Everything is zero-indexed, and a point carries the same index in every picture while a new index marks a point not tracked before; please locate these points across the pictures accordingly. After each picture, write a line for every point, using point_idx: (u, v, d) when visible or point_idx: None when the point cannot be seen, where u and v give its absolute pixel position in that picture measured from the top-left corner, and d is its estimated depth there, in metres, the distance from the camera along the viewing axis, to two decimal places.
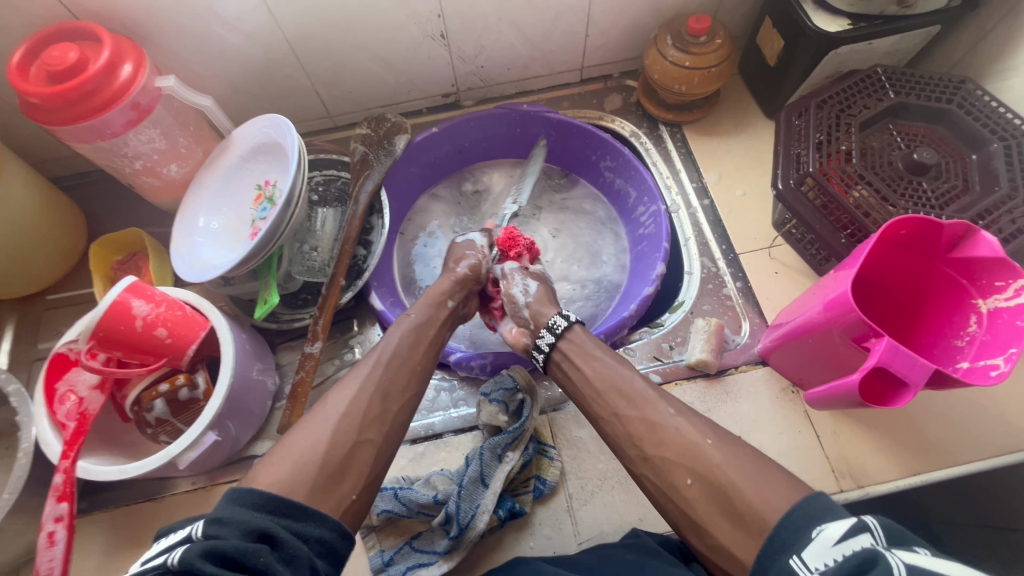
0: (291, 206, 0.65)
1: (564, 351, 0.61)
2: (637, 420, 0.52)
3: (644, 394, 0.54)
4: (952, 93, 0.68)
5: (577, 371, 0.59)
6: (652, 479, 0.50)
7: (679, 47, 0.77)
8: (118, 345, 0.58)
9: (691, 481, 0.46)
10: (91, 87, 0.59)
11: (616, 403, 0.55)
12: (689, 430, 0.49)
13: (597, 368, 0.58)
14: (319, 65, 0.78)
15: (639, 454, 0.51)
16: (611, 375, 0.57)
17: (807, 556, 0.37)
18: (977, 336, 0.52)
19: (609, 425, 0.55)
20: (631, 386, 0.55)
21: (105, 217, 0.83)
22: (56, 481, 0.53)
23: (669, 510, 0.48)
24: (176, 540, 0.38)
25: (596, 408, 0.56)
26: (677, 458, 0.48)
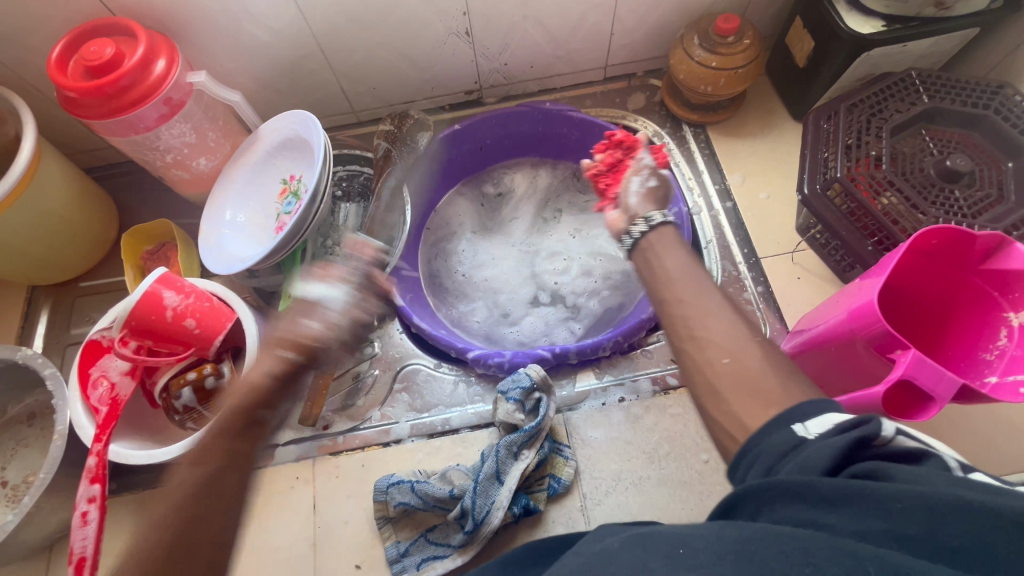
0: (317, 201, 0.66)
1: (652, 242, 0.49)
2: (698, 307, 0.42)
3: (712, 287, 0.44)
4: (988, 98, 0.67)
5: (658, 260, 0.48)
6: (689, 356, 0.41)
7: (707, 47, 0.76)
8: (148, 333, 0.60)
9: (727, 359, 0.39)
10: (126, 82, 0.61)
11: (682, 290, 0.44)
12: (743, 327, 0.41)
13: (679, 261, 0.47)
14: (345, 62, 0.79)
15: (686, 334, 0.42)
16: (691, 270, 0.45)
17: (811, 425, 0.32)
18: (1007, 350, 0.51)
19: (667, 310, 0.44)
20: (707, 280, 0.44)
21: (135, 207, 0.85)
22: (89, 463, 0.55)
23: (693, 386, 0.41)
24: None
25: (661, 291, 0.45)
26: (720, 341, 0.40)
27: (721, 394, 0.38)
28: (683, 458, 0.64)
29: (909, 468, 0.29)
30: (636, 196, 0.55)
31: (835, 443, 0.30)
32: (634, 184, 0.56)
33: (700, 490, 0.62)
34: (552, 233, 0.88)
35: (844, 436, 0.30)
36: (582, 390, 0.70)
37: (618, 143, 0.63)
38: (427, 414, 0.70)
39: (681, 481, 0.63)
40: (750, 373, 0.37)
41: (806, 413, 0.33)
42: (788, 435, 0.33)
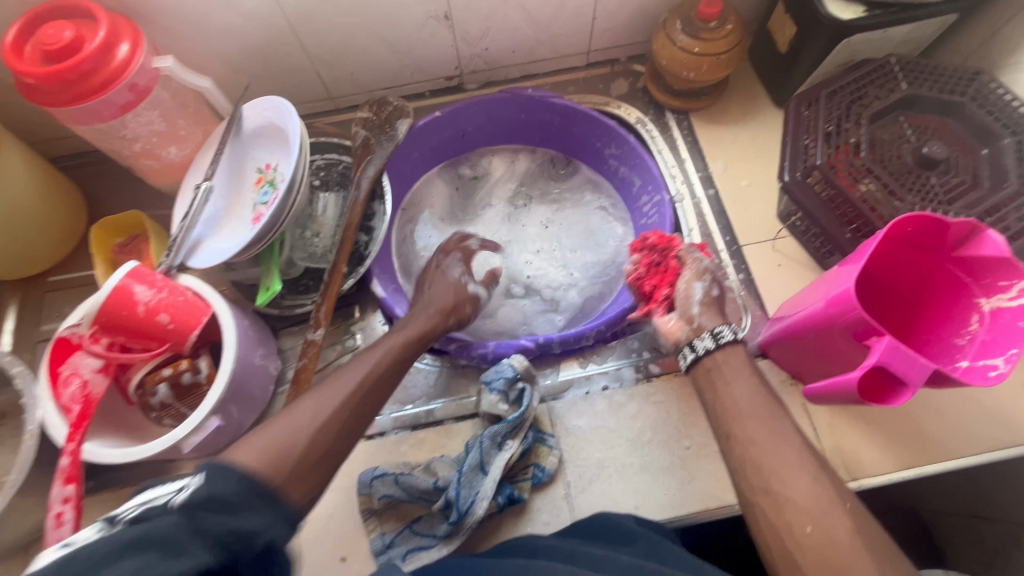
0: (294, 191, 0.65)
1: (718, 363, 0.55)
2: (769, 454, 0.48)
3: (790, 434, 0.49)
4: (965, 85, 0.67)
5: (727, 386, 0.54)
6: (765, 512, 0.46)
7: (689, 32, 0.75)
8: (120, 330, 0.58)
9: (810, 528, 0.43)
10: (88, 67, 0.58)
11: (755, 430, 0.50)
12: (827, 491, 0.45)
13: (748, 394, 0.52)
14: (320, 46, 0.76)
15: (761, 486, 0.47)
16: (766, 405, 0.51)
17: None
18: (978, 335, 0.52)
19: (735, 447, 0.50)
20: (780, 420, 0.50)
21: (104, 198, 0.83)
22: (62, 464, 0.54)
23: (770, 556, 0.46)
24: (172, 487, 0.37)
25: (729, 426, 0.51)
26: (803, 505, 0.44)
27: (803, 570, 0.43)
28: (666, 444, 0.65)
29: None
30: (698, 306, 0.60)
31: None
32: (697, 293, 0.61)
33: (682, 476, 0.63)
34: (526, 220, 0.87)
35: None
36: (566, 379, 0.71)
37: (654, 245, 0.68)
38: (411, 406, 0.70)
39: (663, 467, 0.64)
40: (834, 548, 0.42)
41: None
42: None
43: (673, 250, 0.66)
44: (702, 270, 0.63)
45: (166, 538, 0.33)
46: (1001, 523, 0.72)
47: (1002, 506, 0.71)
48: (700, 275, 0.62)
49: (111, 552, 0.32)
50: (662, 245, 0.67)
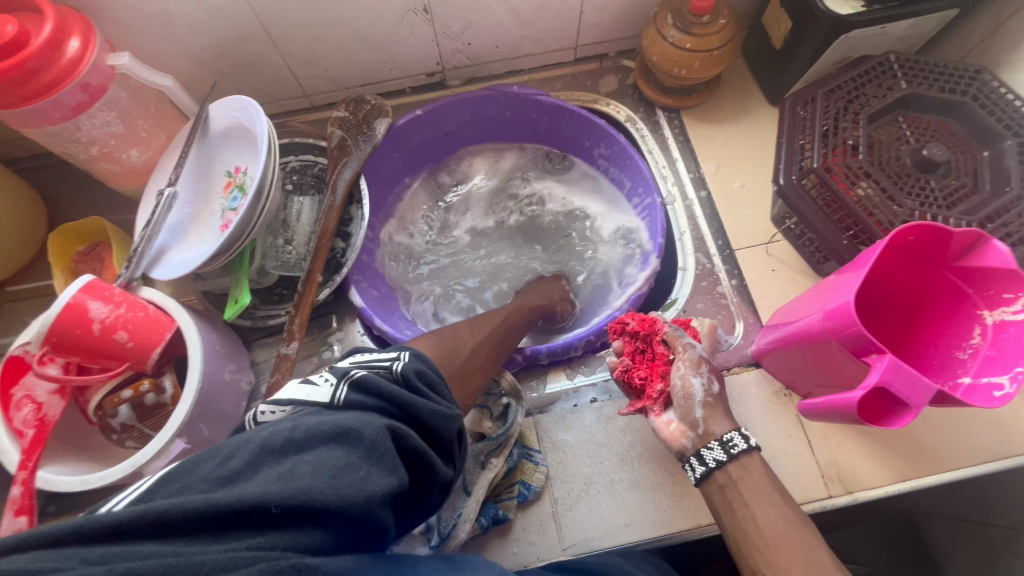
0: (262, 197, 0.61)
1: (733, 477, 0.49)
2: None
3: (830, 572, 0.42)
4: (967, 83, 0.64)
5: (746, 509, 0.47)
6: None
7: (680, 27, 0.72)
8: (74, 350, 0.54)
9: None
10: (34, 66, 0.53)
11: (790, 565, 0.43)
12: None
13: (774, 517, 0.46)
14: (292, 42, 0.72)
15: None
16: (794, 531, 0.45)
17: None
18: (981, 349, 0.50)
19: None
20: (816, 554, 0.43)
21: (66, 202, 0.78)
22: (13, 493, 0.50)
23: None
24: (384, 359, 0.44)
25: (755, 560, 0.45)
26: None
27: None
28: (657, 459, 0.63)
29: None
30: (702, 406, 0.53)
31: None
32: (699, 388, 0.54)
33: (674, 492, 0.61)
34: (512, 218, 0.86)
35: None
36: (553, 393, 0.68)
37: (636, 331, 0.62)
38: None
39: (654, 483, 0.62)
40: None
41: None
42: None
43: (657, 334, 0.61)
44: (698, 360, 0.56)
45: (371, 442, 0.36)
46: (997, 528, 0.70)
47: (998, 510, 0.70)
48: (698, 367, 0.56)
49: (327, 434, 0.36)
50: (646, 331, 0.62)
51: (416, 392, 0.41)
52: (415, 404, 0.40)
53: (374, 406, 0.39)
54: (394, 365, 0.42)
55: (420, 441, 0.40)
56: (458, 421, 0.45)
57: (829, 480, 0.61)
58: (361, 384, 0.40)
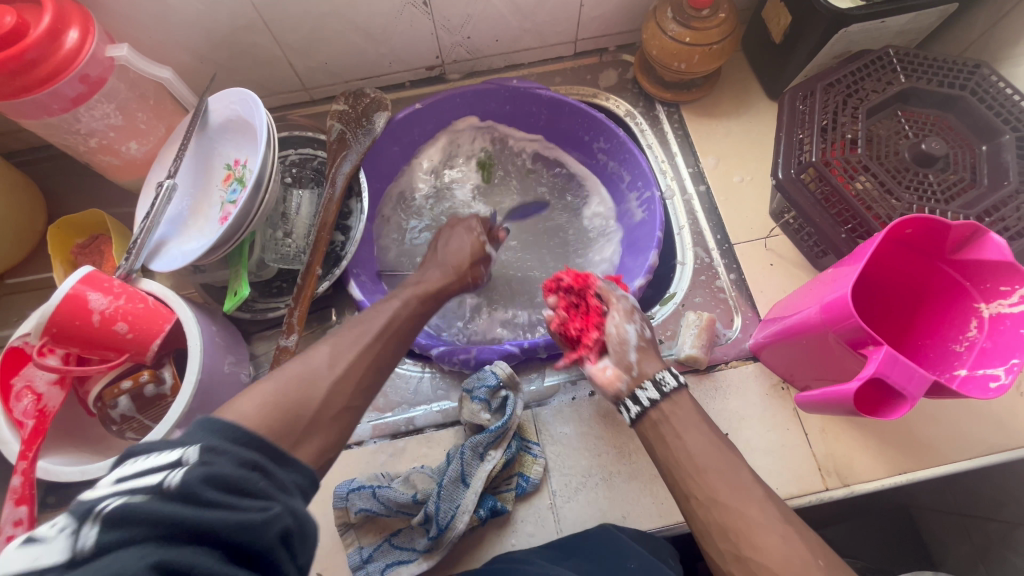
0: (262, 190, 0.61)
1: (666, 413, 0.52)
2: (739, 513, 0.44)
3: (750, 485, 0.46)
4: (965, 78, 0.64)
5: (677, 440, 0.50)
6: None
7: (680, 21, 0.72)
8: (73, 341, 0.54)
9: None
10: (33, 57, 0.53)
11: (718, 486, 0.46)
12: (795, 546, 0.42)
13: (702, 444, 0.49)
14: (291, 35, 0.72)
15: (731, 552, 0.43)
16: (720, 454, 0.48)
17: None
18: (977, 342, 0.50)
19: (696, 505, 0.47)
20: (739, 472, 0.47)
21: (65, 195, 0.78)
22: (13, 483, 0.51)
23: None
24: (159, 462, 0.31)
25: (688, 486, 0.48)
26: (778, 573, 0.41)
27: None
28: None
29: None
30: (635, 351, 0.56)
31: None
32: (633, 336, 0.57)
33: None
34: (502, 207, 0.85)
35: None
36: (551, 385, 0.68)
37: (569, 285, 0.62)
38: (390, 414, 0.67)
39: (652, 475, 0.62)
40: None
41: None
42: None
43: (590, 288, 0.62)
44: (627, 307, 0.60)
45: None
46: (993, 523, 0.70)
47: (995, 506, 0.70)
48: (628, 314, 0.59)
49: None
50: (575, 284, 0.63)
51: (210, 504, 0.30)
52: (206, 519, 0.29)
53: (139, 540, 0.28)
54: (170, 473, 0.30)
55: (225, 565, 0.29)
56: (295, 511, 0.34)
57: (826, 473, 0.61)
58: (114, 515, 0.28)
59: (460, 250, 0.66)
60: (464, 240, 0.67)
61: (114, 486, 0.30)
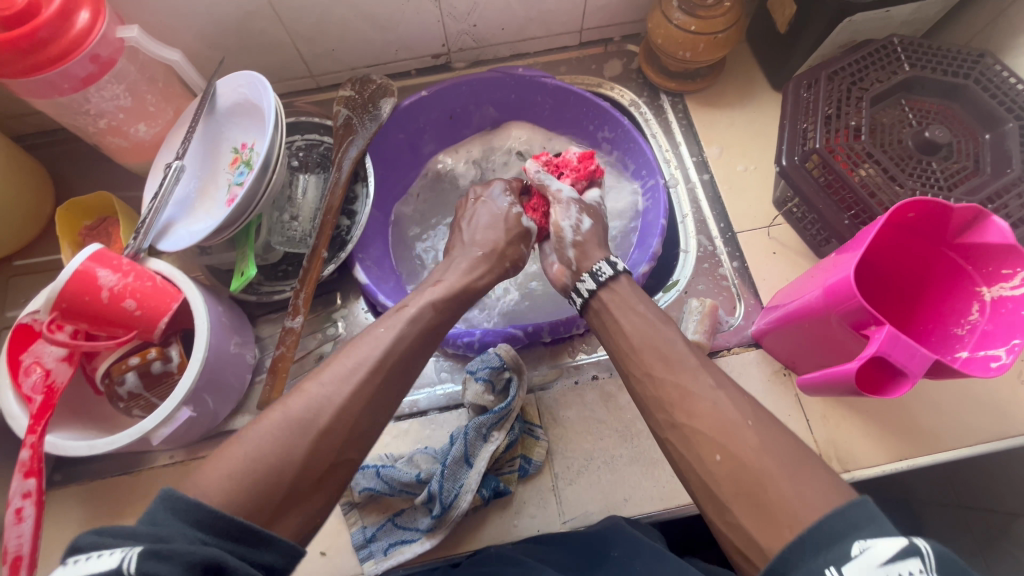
0: (269, 171, 0.62)
1: (604, 301, 0.58)
2: (672, 385, 0.49)
3: (686, 360, 0.50)
4: (970, 67, 0.65)
5: (616, 324, 0.56)
6: (674, 446, 0.47)
7: (686, 10, 0.72)
8: (82, 316, 0.55)
9: (720, 457, 0.43)
10: (45, 35, 0.54)
11: (652, 362, 0.51)
12: (726, 409, 0.45)
13: (638, 326, 0.54)
14: (299, 21, 0.73)
15: (667, 420, 0.48)
16: (654, 334, 0.53)
17: (847, 570, 0.33)
18: (979, 325, 0.51)
19: (638, 382, 0.52)
20: (675, 350, 0.51)
21: (72, 179, 0.79)
22: (23, 456, 0.51)
23: (691, 482, 0.46)
24: (98, 568, 0.31)
25: (627, 364, 0.54)
26: (710, 434, 0.44)
27: (725, 503, 0.42)
28: None
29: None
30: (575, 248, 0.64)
31: None
32: (571, 232, 0.65)
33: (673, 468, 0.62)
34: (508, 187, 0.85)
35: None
36: (554, 370, 0.69)
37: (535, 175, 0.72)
38: None
39: (653, 459, 0.62)
40: (741, 462, 0.42)
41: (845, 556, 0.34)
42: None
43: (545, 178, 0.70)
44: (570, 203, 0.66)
45: None
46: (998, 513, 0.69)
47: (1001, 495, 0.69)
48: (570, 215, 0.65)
49: None
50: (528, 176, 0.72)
51: None
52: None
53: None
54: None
55: None
56: None
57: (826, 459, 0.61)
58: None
59: (492, 226, 0.67)
60: (497, 213, 0.68)
61: None
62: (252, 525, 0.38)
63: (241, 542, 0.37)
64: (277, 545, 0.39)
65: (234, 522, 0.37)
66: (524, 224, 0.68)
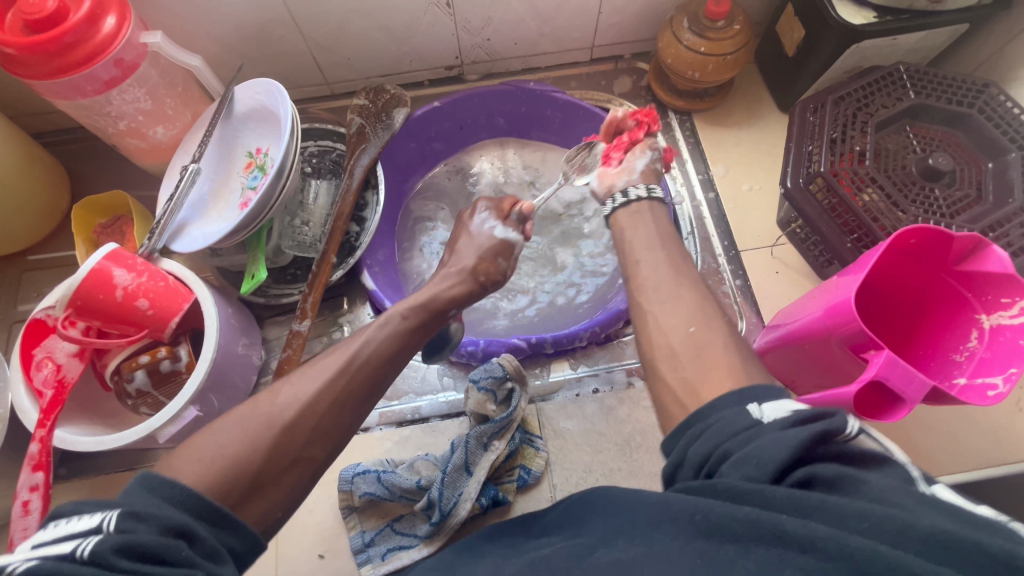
0: (283, 177, 0.63)
1: (623, 213, 0.56)
2: (664, 277, 0.48)
3: (684, 262, 0.49)
4: (973, 96, 0.66)
5: (628, 231, 0.54)
6: (649, 321, 0.45)
7: (696, 31, 0.74)
8: (96, 314, 0.56)
9: (692, 330, 0.42)
10: (71, 39, 0.55)
11: (655, 259, 0.50)
12: (708, 302, 0.45)
13: (649, 232, 0.54)
14: (317, 29, 0.74)
15: (649, 300, 0.46)
16: (666, 239, 0.52)
17: (765, 409, 0.33)
18: (977, 352, 0.52)
19: (631, 275, 0.50)
20: (681, 255, 0.50)
21: (90, 176, 0.81)
22: (30, 450, 0.52)
23: (648, 351, 0.43)
24: (79, 528, 0.32)
25: (632, 256, 0.51)
26: (689, 316, 0.43)
27: (680, 360, 0.41)
28: (655, 450, 0.64)
29: (875, 475, 0.29)
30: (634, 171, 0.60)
31: (785, 437, 0.30)
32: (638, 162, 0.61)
33: None
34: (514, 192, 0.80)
35: (799, 430, 0.31)
36: (556, 381, 0.69)
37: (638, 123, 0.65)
38: (396, 403, 0.68)
39: (652, 474, 0.63)
40: (710, 340, 0.41)
41: (765, 395, 0.34)
42: (744, 414, 0.34)
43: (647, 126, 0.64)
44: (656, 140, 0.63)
45: None
46: None
47: None
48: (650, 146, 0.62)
49: None
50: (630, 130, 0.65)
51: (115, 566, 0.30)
52: None
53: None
54: (84, 542, 0.31)
55: None
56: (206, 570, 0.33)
57: None
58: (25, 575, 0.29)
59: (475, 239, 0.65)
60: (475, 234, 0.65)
61: (31, 552, 0.31)
62: (220, 506, 0.37)
63: (209, 524, 0.37)
64: (240, 530, 0.38)
65: (204, 503, 0.37)
66: (498, 237, 0.65)
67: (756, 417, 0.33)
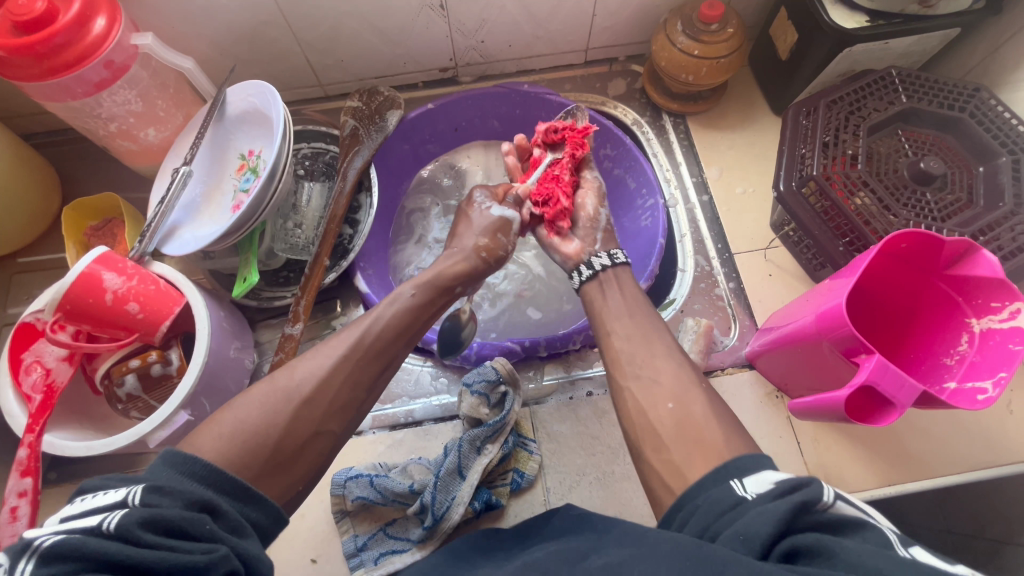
0: (275, 180, 0.62)
1: (604, 278, 0.58)
2: (639, 349, 0.50)
3: (658, 327, 0.52)
4: (965, 101, 0.66)
5: (605, 296, 0.57)
6: (633, 396, 0.47)
7: (690, 34, 0.74)
8: (85, 318, 0.55)
9: (671, 405, 0.44)
10: (61, 41, 0.55)
11: (629, 328, 0.52)
12: (686, 372, 0.47)
13: (624, 296, 0.56)
14: (310, 30, 0.74)
15: (631, 374, 0.48)
16: (638, 306, 0.54)
17: (747, 484, 0.36)
18: (967, 356, 0.52)
19: (608, 344, 0.52)
20: (652, 321, 0.52)
21: (81, 178, 0.80)
22: (19, 455, 0.51)
23: (633, 429, 0.46)
24: (103, 503, 0.32)
25: (607, 325, 0.53)
26: (670, 388, 0.45)
27: (663, 441, 0.43)
28: None
29: (853, 542, 0.30)
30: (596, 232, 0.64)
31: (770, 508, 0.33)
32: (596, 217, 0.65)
33: None
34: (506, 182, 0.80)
35: (780, 501, 0.33)
36: (550, 384, 0.69)
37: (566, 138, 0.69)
38: (389, 406, 0.68)
39: None
40: (690, 415, 0.43)
41: (744, 471, 0.37)
42: (729, 491, 0.36)
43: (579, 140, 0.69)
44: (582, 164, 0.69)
45: None
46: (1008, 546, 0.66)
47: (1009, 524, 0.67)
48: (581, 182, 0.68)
49: None
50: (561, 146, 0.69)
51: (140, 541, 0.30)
52: (140, 557, 0.30)
53: (73, 574, 0.29)
54: (109, 515, 0.31)
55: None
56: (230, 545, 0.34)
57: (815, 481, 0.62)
58: (51, 550, 0.29)
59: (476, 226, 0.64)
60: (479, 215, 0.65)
61: (57, 525, 0.31)
62: (241, 482, 0.38)
63: (231, 499, 0.37)
64: (262, 504, 0.38)
65: (226, 479, 0.37)
66: (497, 216, 0.64)
67: (742, 495, 0.35)
